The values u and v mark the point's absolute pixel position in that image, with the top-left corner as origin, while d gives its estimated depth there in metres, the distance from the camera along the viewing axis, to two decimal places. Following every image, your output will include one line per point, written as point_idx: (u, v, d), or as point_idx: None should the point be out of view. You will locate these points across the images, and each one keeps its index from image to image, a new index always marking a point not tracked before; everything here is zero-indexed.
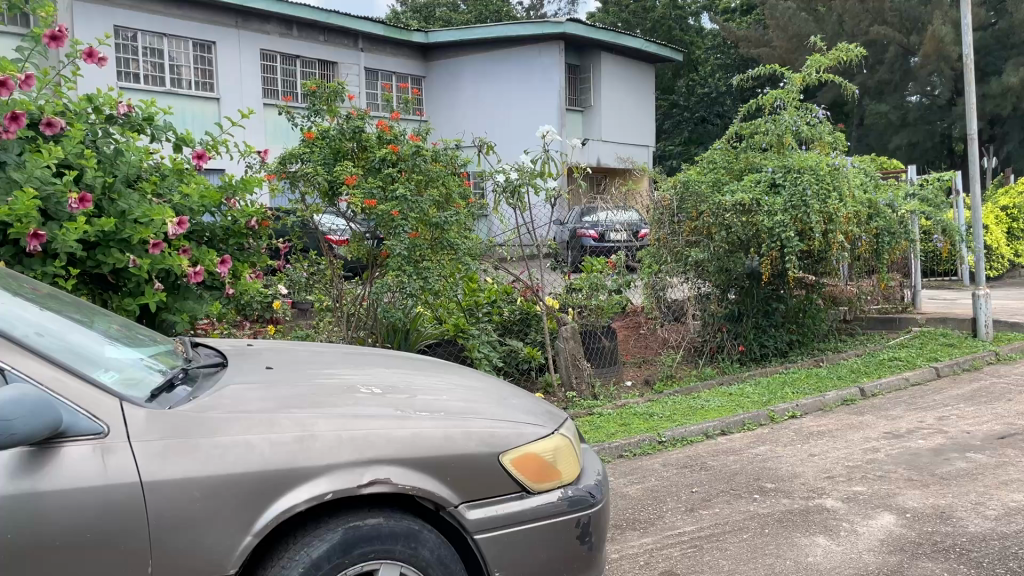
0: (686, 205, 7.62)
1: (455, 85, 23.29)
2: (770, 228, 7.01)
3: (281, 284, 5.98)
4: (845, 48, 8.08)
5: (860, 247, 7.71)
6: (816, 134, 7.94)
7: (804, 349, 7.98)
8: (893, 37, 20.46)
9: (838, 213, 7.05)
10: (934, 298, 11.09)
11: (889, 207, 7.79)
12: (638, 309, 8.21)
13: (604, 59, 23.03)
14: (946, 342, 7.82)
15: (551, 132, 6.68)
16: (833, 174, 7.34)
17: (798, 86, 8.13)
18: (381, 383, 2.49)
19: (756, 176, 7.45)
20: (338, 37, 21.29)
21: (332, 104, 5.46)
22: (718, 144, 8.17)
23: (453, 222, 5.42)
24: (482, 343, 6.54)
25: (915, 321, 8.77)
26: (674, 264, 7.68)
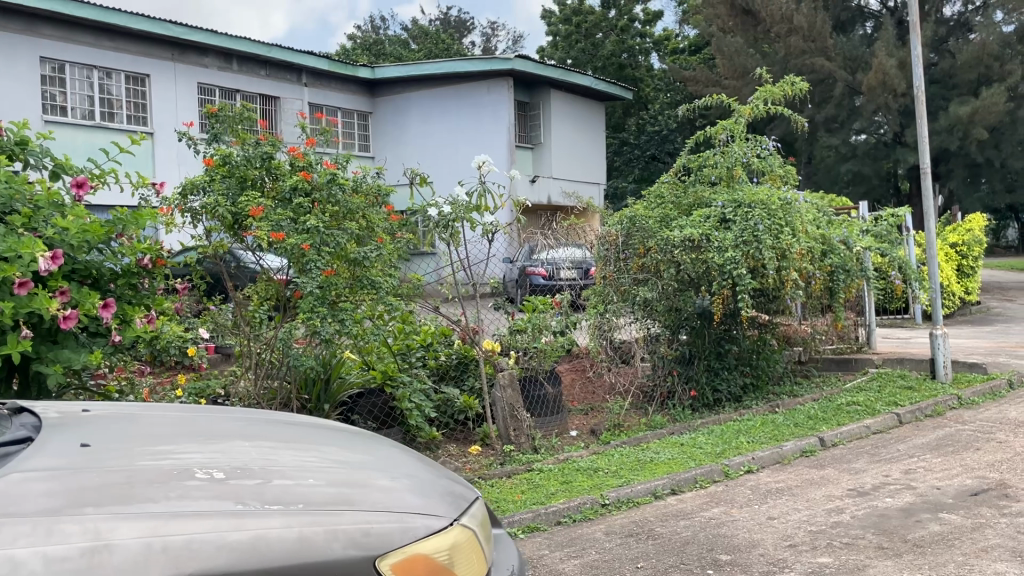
0: (632, 241, 7.21)
1: (404, 121, 22.93)
2: (721, 265, 6.66)
3: (204, 327, 5.34)
4: (793, 79, 7.80)
5: (814, 284, 7.37)
6: (767, 166, 7.68)
7: (758, 393, 7.52)
8: (838, 76, 20.66)
9: (791, 249, 6.69)
10: (887, 336, 10.87)
11: (843, 244, 7.45)
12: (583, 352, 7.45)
13: (553, 96, 22.85)
14: (905, 385, 7.48)
15: (488, 162, 6.21)
16: (785, 209, 6.99)
17: (746, 118, 7.80)
18: (230, 463, 1.94)
19: (706, 211, 7.09)
20: (280, 71, 20.81)
21: (237, 129, 4.93)
22: (666, 177, 7.80)
23: (375, 257, 4.88)
24: (413, 392, 5.97)
25: (872, 362, 8.44)
26: (623, 303, 7.19)
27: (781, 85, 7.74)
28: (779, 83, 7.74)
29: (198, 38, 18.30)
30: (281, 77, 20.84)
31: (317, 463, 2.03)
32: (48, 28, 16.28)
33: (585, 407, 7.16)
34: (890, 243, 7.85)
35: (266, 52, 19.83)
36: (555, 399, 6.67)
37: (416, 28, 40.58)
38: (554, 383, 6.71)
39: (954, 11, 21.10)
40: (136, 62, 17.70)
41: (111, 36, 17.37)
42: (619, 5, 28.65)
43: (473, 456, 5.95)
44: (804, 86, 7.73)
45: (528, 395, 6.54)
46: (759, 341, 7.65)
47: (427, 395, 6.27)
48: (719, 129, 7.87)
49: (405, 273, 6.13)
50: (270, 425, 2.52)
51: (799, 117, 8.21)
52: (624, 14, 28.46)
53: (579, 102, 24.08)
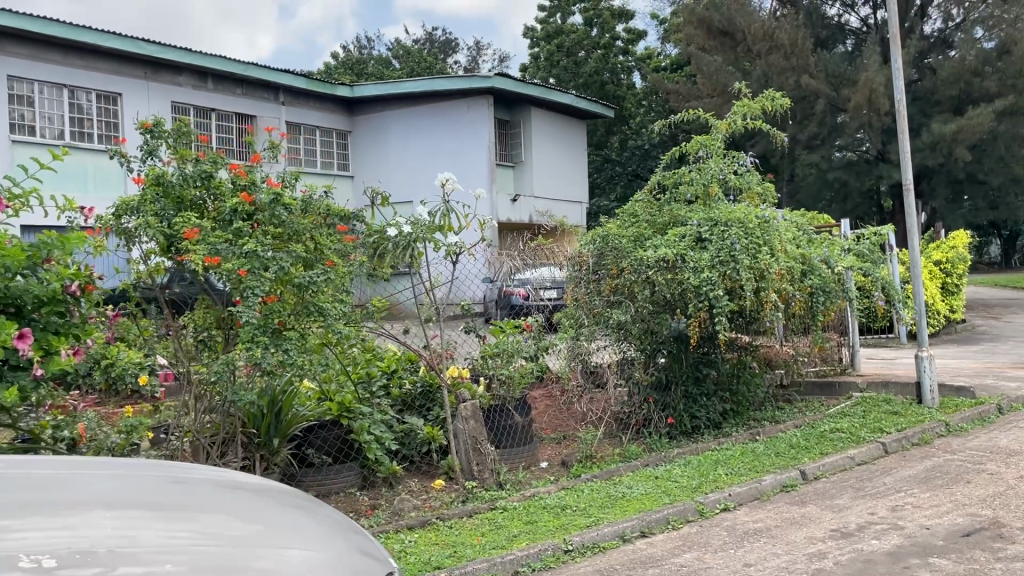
0: (605, 262, 6.91)
1: (383, 140, 22.65)
2: (697, 286, 6.34)
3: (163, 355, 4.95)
4: (771, 93, 7.54)
5: (794, 306, 7.08)
6: (744, 183, 7.42)
7: (738, 419, 7.20)
8: (821, 93, 20.56)
9: (769, 269, 6.41)
10: (872, 357, 10.64)
11: (825, 264, 7.15)
12: (555, 378, 7.07)
13: (534, 114, 22.63)
14: (891, 410, 7.18)
15: (451, 180, 5.89)
16: (763, 227, 6.71)
17: (724, 133, 7.53)
18: (70, 547, 1.59)
19: (681, 230, 6.80)
20: (256, 89, 20.51)
21: (173, 144, 4.58)
22: (641, 195, 7.51)
23: (323, 282, 4.54)
24: (372, 423, 5.66)
25: (856, 386, 8.14)
26: (597, 327, 6.86)
27: (760, 100, 7.48)
28: (757, 98, 7.47)
29: (172, 57, 17.98)
30: (256, 95, 20.51)
31: (184, 542, 1.70)
32: (15, 46, 15.91)
33: (557, 435, 6.82)
34: (873, 262, 7.58)
35: (242, 70, 19.50)
36: (524, 430, 6.32)
37: (399, 46, 40.43)
38: (522, 412, 6.35)
39: (934, 28, 21.12)
40: (106, 81, 17.34)
41: (82, 53, 17.02)
42: (601, 23, 28.57)
43: (435, 491, 5.59)
44: (784, 101, 7.47)
45: (494, 426, 6.18)
46: (739, 364, 7.35)
47: (388, 426, 5.92)
48: (695, 145, 7.59)
49: (362, 297, 5.80)
50: (159, 486, 2.18)
51: (779, 133, 7.95)
52: (606, 31, 28.36)
53: (560, 121, 23.87)
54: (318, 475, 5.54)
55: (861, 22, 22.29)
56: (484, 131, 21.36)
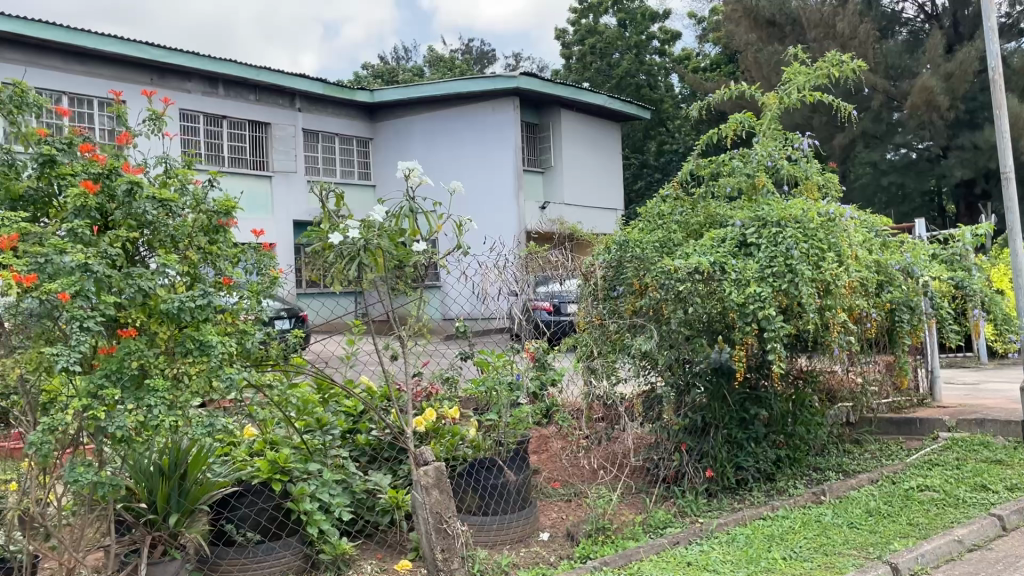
0: (626, 273, 5.59)
1: (405, 145, 21.41)
2: (741, 304, 4.90)
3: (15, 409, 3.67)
4: (834, 60, 6.09)
5: (868, 327, 5.59)
6: (801, 172, 5.92)
7: (795, 469, 5.75)
8: (878, 87, 18.92)
9: (838, 281, 4.96)
10: (952, 381, 9.14)
11: (905, 273, 5.66)
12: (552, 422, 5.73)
13: (564, 116, 21.28)
14: (992, 459, 5.67)
15: (417, 170, 4.58)
16: (827, 227, 5.27)
17: (775, 108, 6.11)
18: None
19: (720, 232, 5.43)
20: (271, 96, 19.51)
21: (18, 122, 3.32)
22: (665, 192, 6.11)
23: (205, 304, 3.22)
24: (316, 488, 4.38)
25: (942, 423, 6.57)
26: (619, 355, 5.47)
27: (820, 67, 6.01)
28: (818, 64, 6.01)
29: (179, 61, 16.95)
30: (271, 102, 19.50)
31: None
32: (11, 50, 15.04)
33: (569, 491, 5.41)
34: (967, 270, 6.03)
35: (254, 75, 18.43)
36: (520, 491, 4.88)
37: (431, 54, 39.56)
38: (517, 468, 4.91)
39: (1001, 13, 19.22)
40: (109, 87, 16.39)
41: (83, 59, 16.09)
42: (634, 24, 27.20)
43: None
44: (851, 68, 6.00)
45: (483, 487, 4.76)
46: (795, 400, 5.90)
47: (345, 487, 4.63)
48: (737, 124, 6.18)
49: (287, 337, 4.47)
50: None
51: (845, 107, 6.43)
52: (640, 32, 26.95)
53: (592, 124, 22.45)
54: (242, 556, 4.20)
55: (918, 10, 20.55)
56: (511, 135, 20.04)
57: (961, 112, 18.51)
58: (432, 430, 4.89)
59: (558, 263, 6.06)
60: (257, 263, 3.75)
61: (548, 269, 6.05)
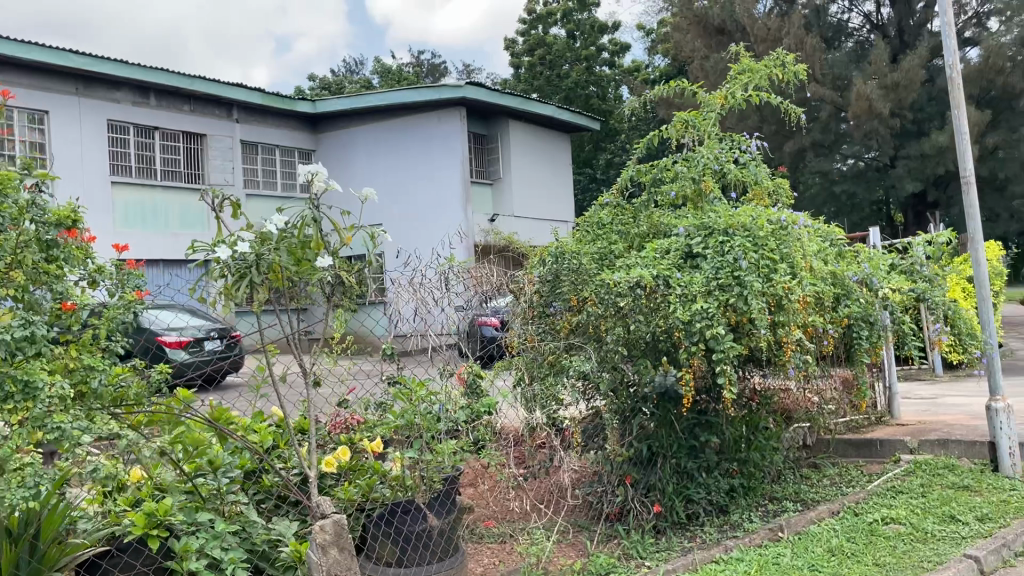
0: (563, 288, 5.08)
1: (348, 157, 20.79)
2: (687, 322, 4.41)
3: None
4: (786, 57, 5.68)
5: (825, 346, 5.16)
6: (749, 176, 5.47)
7: (749, 499, 5.31)
8: (826, 98, 18.81)
9: (791, 294, 4.50)
10: (908, 397, 8.79)
11: (863, 284, 5.25)
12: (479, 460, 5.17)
13: (512, 126, 20.81)
14: (958, 485, 5.26)
15: (322, 174, 4.00)
16: (780, 235, 4.81)
17: (719, 108, 5.66)
18: None
19: (664, 242, 4.96)
20: (206, 106, 18.71)
21: None
22: (603, 200, 5.61)
23: (32, 333, 3.02)
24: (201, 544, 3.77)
25: (904, 445, 6.18)
26: (558, 377, 4.93)
27: (766, 64, 5.60)
28: (762, 62, 5.62)
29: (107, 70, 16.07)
30: (206, 112, 18.69)
31: None
32: None
33: (503, 530, 4.82)
34: (930, 281, 5.63)
35: (189, 85, 17.62)
36: (444, 536, 4.36)
37: (382, 66, 39.04)
38: (440, 511, 4.41)
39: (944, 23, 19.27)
40: (31, 97, 15.41)
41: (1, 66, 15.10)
42: (583, 35, 26.99)
43: None
44: (799, 66, 5.59)
45: (401, 534, 4.20)
46: (748, 423, 5.44)
47: (241, 539, 4.01)
48: (679, 125, 5.73)
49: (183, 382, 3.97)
50: None
51: (794, 108, 6.03)
52: (589, 44, 26.71)
53: (541, 135, 22.05)
54: None
55: (864, 19, 20.54)
56: (458, 146, 19.48)
57: (908, 121, 18.49)
58: (349, 468, 4.28)
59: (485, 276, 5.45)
60: (117, 281, 3.71)
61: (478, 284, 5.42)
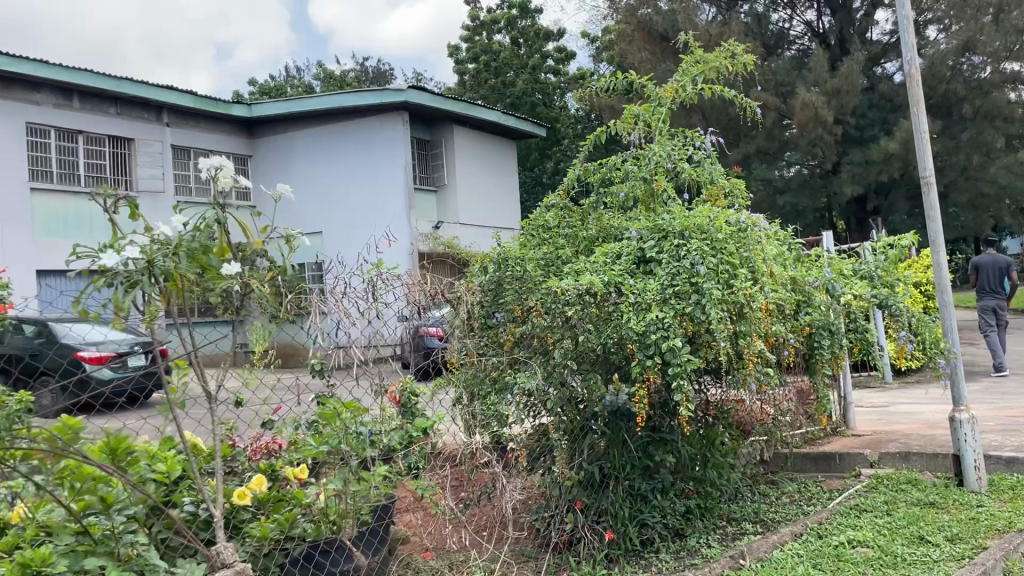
0: (506, 297, 4.66)
1: (286, 163, 20.11)
2: (642, 332, 4.03)
3: None
4: (736, 48, 5.38)
5: (786, 357, 4.83)
6: (703, 175, 5.12)
7: (706, 521, 4.97)
8: (770, 104, 18.80)
9: (753, 303, 4.16)
10: (863, 406, 8.56)
11: (823, 291, 4.95)
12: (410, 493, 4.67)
13: (456, 132, 20.35)
14: (924, 502, 4.98)
15: (227, 169, 3.59)
16: (740, 237, 4.46)
17: (669, 102, 5.33)
18: None
19: (615, 246, 4.59)
20: (134, 109, 17.88)
21: None
22: (548, 201, 5.22)
23: None
24: None
25: (864, 459, 5.89)
26: (500, 396, 4.51)
27: (718, 55, 5.28)
28: (714, 52, 5.30)
29: (25, 69, 15.14)
30: (134, 115, 17.87)
31: None
32: None
33: (441, 565, 4.35)
34: (891, 286, 5.36)
35: (114, 87, 16.84)
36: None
37: (323, 73, 38.26)
38: (366, 550, 4.10)
39: (884, 30, 19.43)
40: None
41: None
42: (528, 42, 26.78)
43: None
44: (750, 57, 5.29)
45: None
46: (704, 439, 5.08)
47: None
48: (628, 120, 5.38)
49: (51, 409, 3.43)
50: None
51: (749, 102, 5.72)
52: (534, 51, 26.54)
53: (485, 141, 21.64)
54: None
55: (805, 27, 20.65)
56: (400, 151, 18.92)
57: (851, 128, 18.59)
58: (269, 500, 3.86)
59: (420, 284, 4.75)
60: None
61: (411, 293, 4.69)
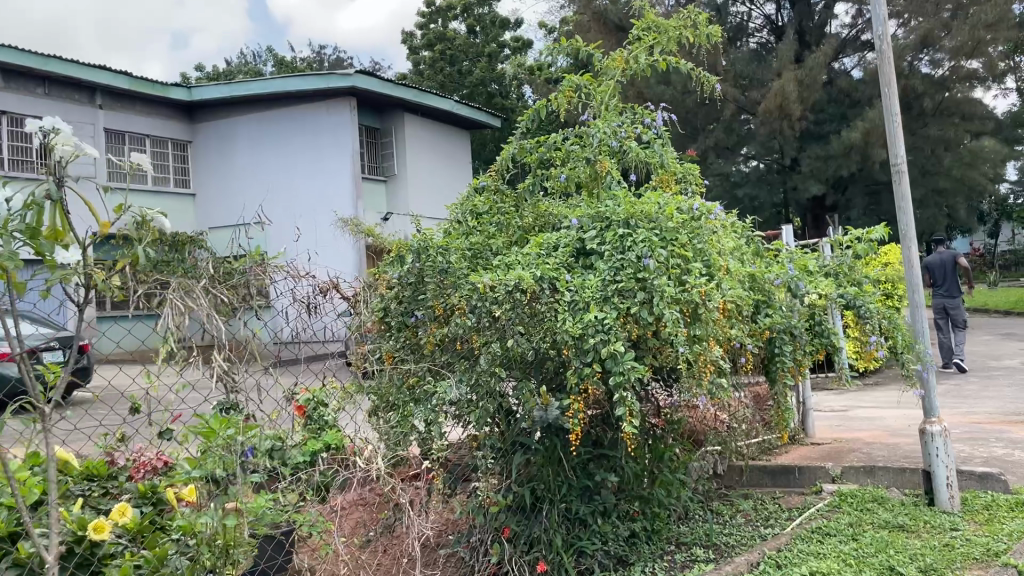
0: (425, 292, 4.02)
1: (228, 150, 19.23)
2: (580, 336, 3.43)
3: None
4: (696, 15, 4.82)
5: (744, 363, 4.30)
6: (654, 155, 4.57)
7: (653, 547, 4.42)
8: (729, 96, 18.39)
9: (709, 301, 3.59)
10: (822, 411, 8.10)
11: (784, 289, 4.42)
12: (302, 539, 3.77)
13: (407, 120, 19.60)
14: (891, 525, 4.50)
15: (62, 135, 2.82)
16: (694, 227, 3.88)
17: (618, 74, 4.79)
18: None
19: (551, 236, 4.02)
20: (65, 89, 16.85)
21: None
22: (476, 182, 4.63)
23: None
24: None
25: (827, 472, 5.40)
26: (415, 408, 3.89)
27: (675, 21, 4.73)
28: (670, 19, 4.73)
29: None
30: (65, 96, 16.83)
31: None
32: None
33: None
34: (858, 284, 4.86)
35: (40, 65, 15.64)
36: None
37: (276, 58, 37.16)
38: None
39: (844, 24, 19.15)
40: None
41: None
42: (484, 31, 26.13)
43: None
44: (713, 26, 4.74)
45: None
46: (652, 453, 4.53)
47: None
48: (569, 93, 4.81)
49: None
50: None
51: (709, 77, 5.18)
52: (491, 40, 25.91)
53: (438, 130, 20.94)
54: None
55: (765, 19, 20.31)
56: (347, 138, 18.09)
57: (811, 121, 18.25)
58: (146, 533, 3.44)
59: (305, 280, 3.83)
60: None
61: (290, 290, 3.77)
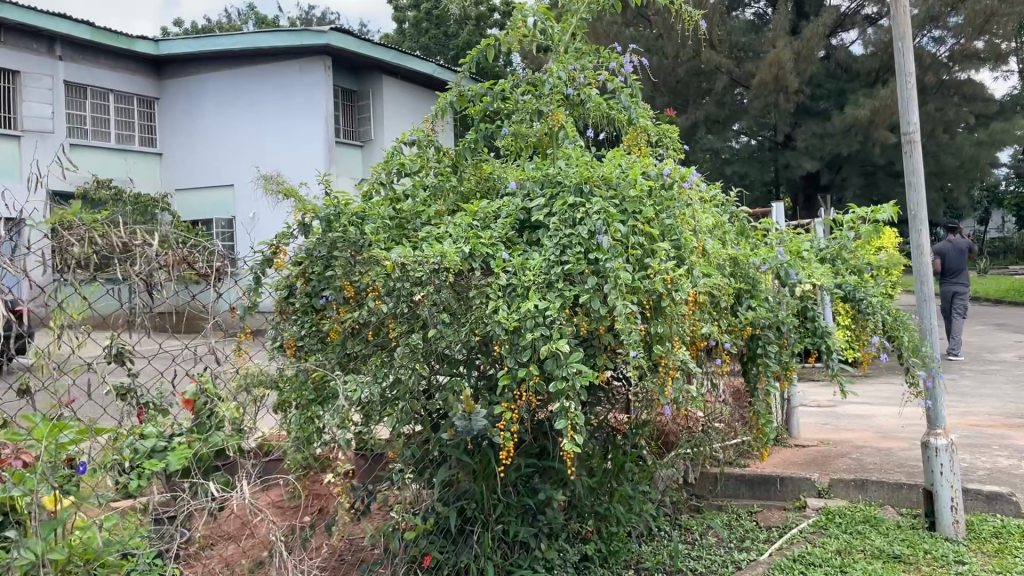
0: (334, 269, 3.31)
1: (196, 107, 18.33)
2: (515, 328, 2.74)
3: None
4: None
5: (720, 361, 3.64)
6: (617, 110, 3.89)
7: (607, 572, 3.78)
8: (722, 67, 17.60)
9: (680, 289, 2.89)
10: (809, 405, 7.47)
11: (768, 273, 3.74)
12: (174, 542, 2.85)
13: (386, 83, 18.71)
14: (885, 555, 3.86)
15: None
16: (662, 195, 3.17)
17: (583, 11, 4.09)
18: None
19: (490, 204, 3.32)
20: (23, 37, 15.85)
21: None
22: (405, 136, 3.94)
23: None
24: None
25: (811, 483, 4.75)
26: (320, 409, 3.21)
27: None
28: None
29: None
30: (22, 45, 15.85)
31: None
32: None
33: None
34: (858, 273, 4.15)
35: None
36: None
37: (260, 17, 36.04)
38: None
39: None
40: None
41: None
42: None
43: None
44: None
45: None
46: (610, 463, 3.86)
47: None
48: (520, 32, 4.08)
49: None
50: None
51: (692, 21, 4.43)
52: None
53: (419, 95, 20.03)
54: None
55: None
56: (320, 99, 17.20)
57: (806, 96, 17.49)
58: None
59: (137, 253, 2.71)
60: None
61: (123, 264, 2.70)
